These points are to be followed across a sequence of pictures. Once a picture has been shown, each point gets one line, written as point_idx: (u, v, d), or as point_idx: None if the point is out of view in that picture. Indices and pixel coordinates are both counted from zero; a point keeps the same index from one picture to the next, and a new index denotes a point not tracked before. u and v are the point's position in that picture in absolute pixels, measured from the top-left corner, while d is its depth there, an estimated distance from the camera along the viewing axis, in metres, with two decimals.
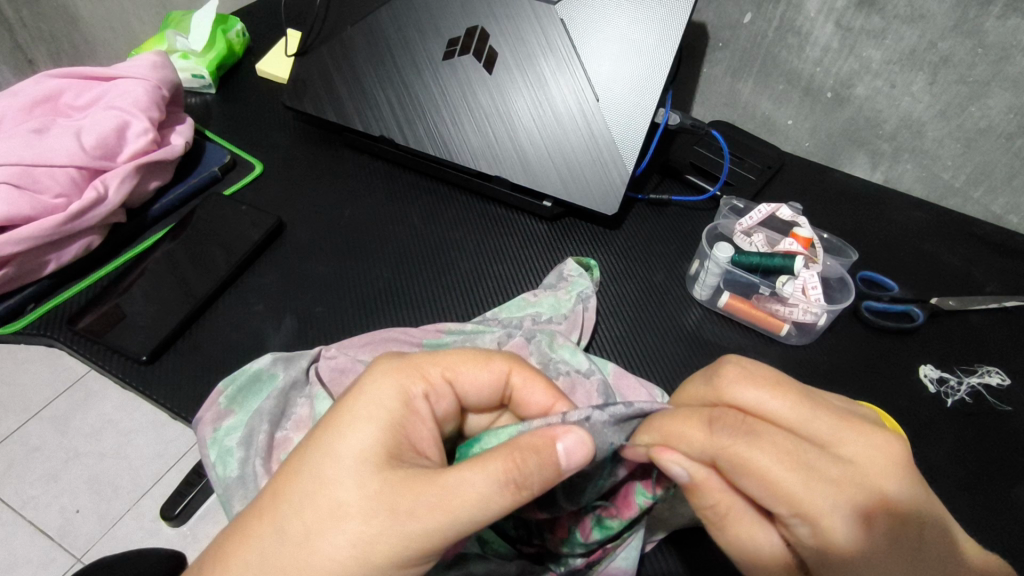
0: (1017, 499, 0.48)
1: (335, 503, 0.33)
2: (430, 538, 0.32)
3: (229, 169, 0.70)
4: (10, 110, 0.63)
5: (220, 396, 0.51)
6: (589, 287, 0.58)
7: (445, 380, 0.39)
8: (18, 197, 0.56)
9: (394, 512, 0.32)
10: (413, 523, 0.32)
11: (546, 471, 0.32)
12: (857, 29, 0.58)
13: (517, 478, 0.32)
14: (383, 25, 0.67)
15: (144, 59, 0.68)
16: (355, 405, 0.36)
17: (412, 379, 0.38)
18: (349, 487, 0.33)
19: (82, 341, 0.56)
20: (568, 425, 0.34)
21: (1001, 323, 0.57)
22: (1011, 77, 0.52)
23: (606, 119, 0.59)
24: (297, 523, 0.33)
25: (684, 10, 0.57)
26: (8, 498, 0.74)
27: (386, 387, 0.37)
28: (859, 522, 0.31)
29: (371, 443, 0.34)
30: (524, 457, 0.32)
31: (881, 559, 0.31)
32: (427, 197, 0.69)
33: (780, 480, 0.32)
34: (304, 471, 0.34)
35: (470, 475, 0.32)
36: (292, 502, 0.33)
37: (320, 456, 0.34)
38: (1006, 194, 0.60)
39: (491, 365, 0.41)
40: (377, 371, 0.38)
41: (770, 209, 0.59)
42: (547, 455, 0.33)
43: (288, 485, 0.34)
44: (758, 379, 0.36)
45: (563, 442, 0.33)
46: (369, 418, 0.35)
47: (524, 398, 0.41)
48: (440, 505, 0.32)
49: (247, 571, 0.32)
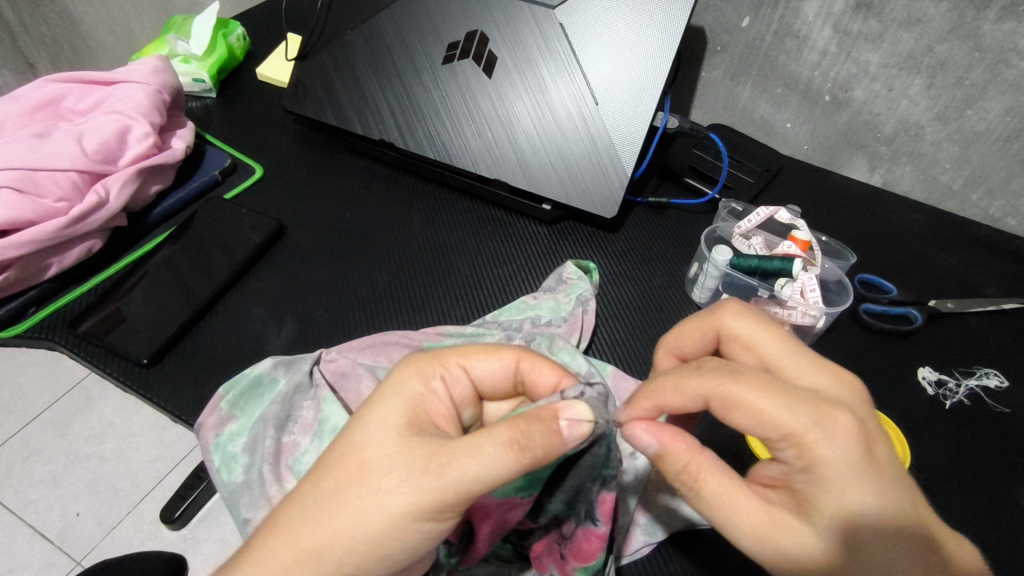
0: (1017, 500, 0.48)
1: (364, 461, 0.34)
2: (446, 496, 0.32)
3: (230, 173, 0.71)
4: (11, 115, 0.63)
5: (221, 401, 0.51)
6: (589, 290, 0.58)
7: (460, 366, 0.39)
8: (19, 202, 0.56)
9: (413, 470, 0.33)
10: (427, 479, 0.32)
11: (551, 440, 0.33)
12: (855, 33, 0.58)
13: (522, 441, 0.32)
14: (383, 31, 0.67)
15: (145, 63, 0.69)
16: (380, 390, 0.37)
17: (431, 364, 0.38)
18: (376, 447, 0.34)
19: (83, 345, 0.56)
20: (568, 400, 0.35)
21: (1000, 324, 0.58)
22: (1008, 81, 0.53)
23: (606, 124, 0.59)
24: (329, 480, 0.34)
25: (683, 15, 0.58)
26: (8, 501, 0.74)
27: (408, 371, 0.38)
28: (834, 433, 0.33)
29: (397, 414, 0.35)
30: (527, 423, 0.33)
31: (857, 475, 0.32)
32: (428, 201, 0.69)
33: (768, 410, 0.33)
34: (338, 441, 0.35)
35: (482, 440, 0.32)
36: (327, 464, 0.35)
37: (352, 424, 0.36)
38: (1004, 197, 0.60)
39: (501, 353, 0.40)
40: (403, 361, 0.39)
41: (767, 212, 0.60)
42: (549, 423, 0.33)
43: (327, 456, 0.35)
44: (752, 316, 0.40)
45: (564, 416, 0.34)
46: (394, 396, 0.37)
47: (534, 378, 0.40)
48: (450, 462, 0.32)
49: (284, 525, 0.33)
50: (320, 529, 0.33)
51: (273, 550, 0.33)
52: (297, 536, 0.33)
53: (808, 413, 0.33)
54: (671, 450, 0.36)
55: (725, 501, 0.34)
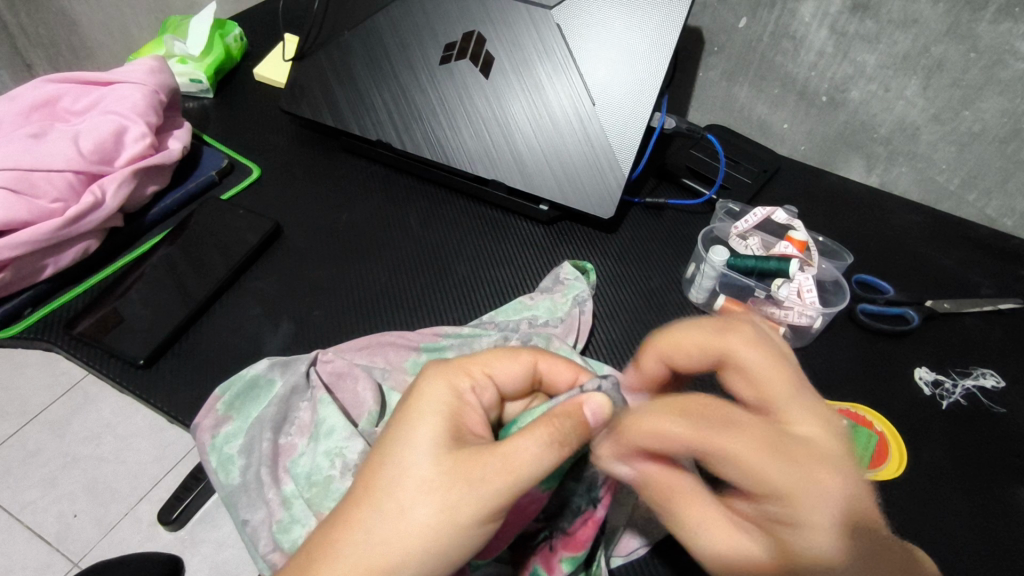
0: (1014, 500, 0.48)
1: (417, 478, 0.34)
2: (504, 499, 0.33)
3: (227, 173, 0.70)
4: (8, 116, 0.63)
5: (217, 403, 0.51)
6: (586, 290, 0.58)
7: (482, 373, 0.39)
8: (15, 203, 0.56)
9: (469, 480, 0.33)
10: (485, 486, 0.33)
11: (584, 433, 0.35)
12: (852, 34, 0.58)
13: (560, 438, 0.34)
14: (380, 31, 0.67)
15: (142, 64, 0.69)
16: (413, 405, 0.37)
17: (457, 374, 0.39)
18: (427, 462, 0.34)
19: (79, 345, 0.56)
20: (584, 391, 0.36)
21: (996, 324, 0.58)
22: (1004, 81, 0.53)
23: (604, 126, 0.59)
24: (386, 502, 0.34)
25: (679, 16, 0.58)
26: (5, 502, 0.74)
27: (438, 384, 0.38)
28: (816, 489, 0.30)
29: (438, 428, 0.35)
30: (561, 419, 0.34)
31: (832, 535, 0.29)
32: (425, 202, 0.69)
33: (761, 467, 0.30)
34: (382, 461, 0.35)
35: (526, 443, 0.33)
36: (380, 487, 0.34)
37: (396, 444, 0.35)
38: (1000, 197, 0.60)
39: (520, 357, 0.41)
40: (427, 373, 0.39)
41: (764, 212, 0.60)
42: (578, 417, 0.35)
43: (374, 476, 0.35)
44: (765, 348, 0.36)
45: (588, 405, 0.35)
46: (432, 411, 0.36)
47: (553, 379, 0.41)
48: (504, 468, 0.33)
49: (348, 552, 0.33)
50: (383, 547, 0.33)
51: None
52: (366, 560, 0.33)
53: (795, 466, 0.30)
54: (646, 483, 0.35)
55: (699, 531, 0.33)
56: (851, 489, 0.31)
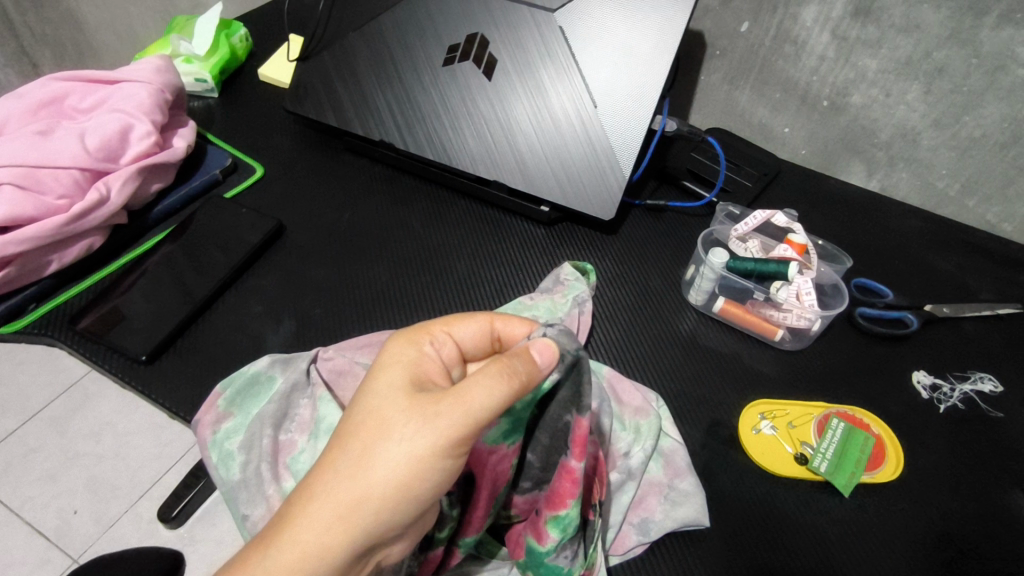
0: (1011, 504, 0.48)
1: (380, 419, 0.34)
2: (461, 432, 0.33)
3: (230, 172, 0.71)
4: (15, 113, 0.63)
5: (218, 398, 0.51)
6: (586, 291, 0.58)
7: (443, 330, 0.40)
8: (21, 199, 0.57)
9: (425, 416, 0.33)
10: (440, 421, 0.33)
11: (532, 367, 0.34)
12: (853, 38, 0.59)
13: (509, 372, 0.33)
14: (385, 33, 0.68)
15: (148, 63, 0.69)
16: (377, 363, 0.38)
17: (419, 333, 0.39)
18: (389, 406, 0.35)
19: (82, 341, 0.57)
20: (534, 337, 0.36)
21: (995, 329, 0.58)
22: (1005, 87, 0.53)
23: (605, 127, 0.60)
24: (353, 445, 0.34)
25: (682, 21, 0.58)
26: (6, 497, 0.74)
27: (401, 343, 0.38)
28: None
29: (399, 376, 0.36)
30: (510, 355, 0.34)
31: None
32: (428, 202, 0.70)
33: None
34: (351, 413, 0.36)
35: (476, 377, 0.33)
36: (348, 432, 0.35)
37: (361, 395, 0.36)
38: (1000, 203, 0.61)
39: (476, 317, 0.41)
40: (393, 335, 0.40)
41: (764, 215, 0.60)
42: (525, 355, 0.35)
43: (343, 426, 0.35)
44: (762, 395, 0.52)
45: (532, 346, 0.36)
46: (394, 364, 0.37)
47: (510, 334, 0.41)
48: (456, 402, 0.33)
49: (319, 494, 0.33)
50: (351, 487, 0.33)
51: (312, 515, 0.33)
52: (335, 499, 0.33)
53: None
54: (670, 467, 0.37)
55: None
56: None
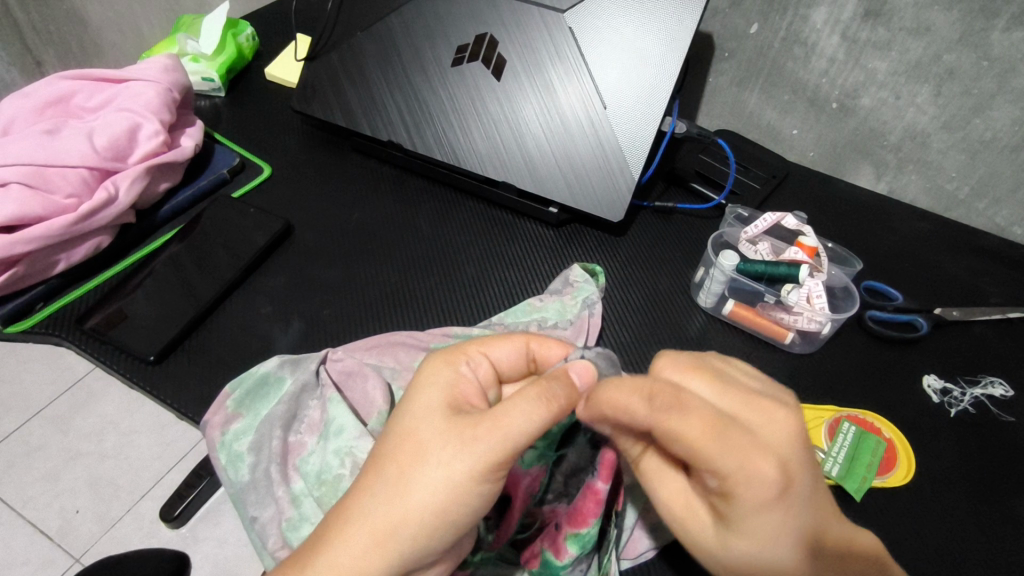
0: (1022, 509, 0.48)
1: (419, 443, 0.35)
2: (498, 458, 0.33)
3: (238, 172, 0.71)
4: (23, 111, 0.63)
5: (227, 399, 0.51)
6: (596, 293, 0.58)
7: (478, 351, 0.40)
8: (30, 197, 0.56)
9: (464, 440, 0.34)
10: (478, 445, 0.33)
11: (572, 391, 0.35)
12: (863, 41, 0.59)
13: (548, 397, 0.34)
14: (393, 32, 0.68)
15: (157, 62, 0.69)
16: (415, 383, 0.38)
17: (456, 353, 0.39)
18: (428, 429, 0.35)
19: (89, 341, 0.57)
20: (575, 360, 0.38)
21: (1005, 333, 0.58)
22: (1016, 90, 0.53)
23: (615, 128, 0.59)
24: (392, 468, 0.35)
25: (692, 22, 0.58)
26: (10, 496, 0.74)
27: (438, 363, 0.39)
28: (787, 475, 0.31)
29: (436, 399, 0.37)
30: (550, 379, 0.35)
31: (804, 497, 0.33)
32: (435, 203, 0.69)
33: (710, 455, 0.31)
34: (389, 433, 0.37)
35: (516, 401, 0.34)
36: (386, 454, 0.36)
37: (399, 416, 0.37)
38: (1010, 206, 0.60)
39: (513, 337, 0.41)
40: (429, 354, 0.40)
41: (774, 218, 0.60)
42: (566, 379, 0.36)
43: (382, 447, 0.36)
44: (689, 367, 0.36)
45: (572, 368, 0.38)
46: (431, 385, 0.38)
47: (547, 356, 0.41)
48: (495, 426, 0.34)
49: (358, 516, 0.34)
50: (390, 510, 0.34)
51: (353, 537, 0.34)
52: (376, 521, 0.34)
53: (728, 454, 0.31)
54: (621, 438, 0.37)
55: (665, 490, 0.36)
56: (788, 474, 0.31)
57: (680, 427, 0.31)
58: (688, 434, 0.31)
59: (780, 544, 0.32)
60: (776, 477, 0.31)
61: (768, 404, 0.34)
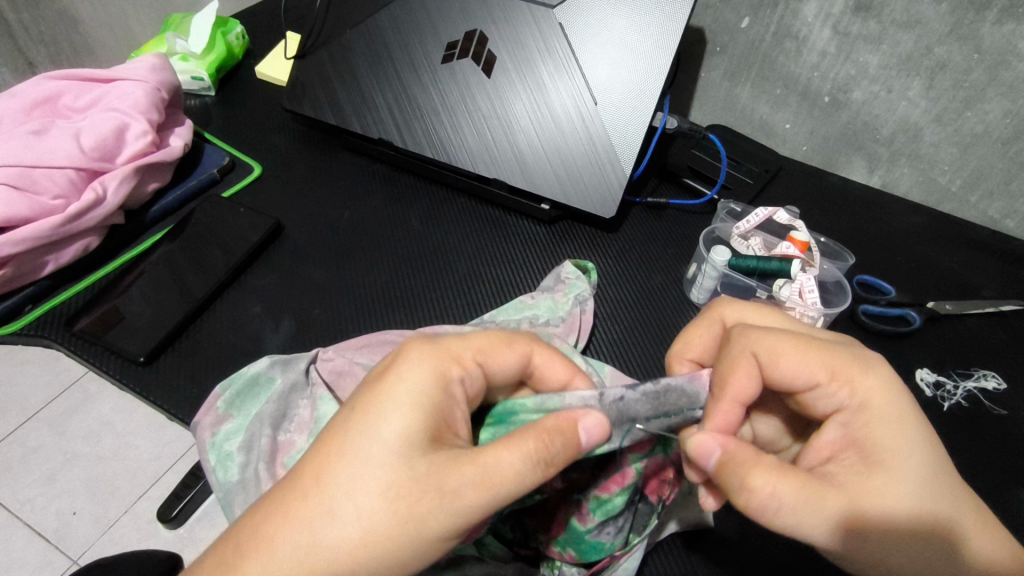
0: (1016, 503, 0.48)
1: (388, 483, 0.32)
2: (479, 513, 0.33)
3: (228, 171, 0.70)
4: (9, 111, 0.62)
5: (218, 400, 0.51)
6: (588, 290, 0.58)
7: (474, 362, 0.38)
8: (17, 198, 0.56)
9: (444, 493, 0.32)
10: (462, 501, 0.32)
11: (572, 449, 0.35)
12: (855, 34, 0.58)
13: (546, 458, 0.34)
14: (382, 29, 0.67)
15: (144, 61, 0.69)
16: (387, 394, 0.35)
17: (445, 368, 0.37)
18: (397, 468, 0.32)
19: (81, 342, 0.56)
20: (587, 408, 0.37)
21: (998, 326, 0.58)
22: (1007, 83, 0.53)
23: (606, 125, 0.59)
24: (347, 503, 0.32)
25: (683, 15, 0.58)
26: (6, 499, 0.74)
27: (421, 372, 0.36)
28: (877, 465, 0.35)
29: (413, 424, 0.34)
30: (550, 434, 0.34)
31: (920, 485, 0.34)
32: (425, 200, 0.69)
33: (809, 490, 0.34)
34: (346, 451, 0.33)
35: (507, 454, 0.33)
36: (338, 482, 0.32)
37: (359, 435, 0.33)
38: (1003, 199, 0.60)
39: (515, 345, 0.40)
40: (415, 355, 0.37)
41: (766, 213, 0.60)
42: (570, 434, 0.35)
43: (331, 468, 0.33)
44: (778, 340, 0.39)
45: (583, 424, 0.36)
46: (407, 407, 0.34)
47: (544, 375, 0.41)
48: (484, 481, 0.32)
49: (291, 553, 0.31)
50: (341, 551, 0.31)
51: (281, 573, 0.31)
52: (318, 563, 0.31)
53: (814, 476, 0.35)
54: (731, 465, 0.35)
55: (798, 520, 0.34)
56: (878, 453, 0.35)
57: (784, 504, 0.34)
58: (789, 484, 0.34)
59: (934, 545, 0.34)
60: (912, 487, 0.34)
61: (859, 372, 0.37)
